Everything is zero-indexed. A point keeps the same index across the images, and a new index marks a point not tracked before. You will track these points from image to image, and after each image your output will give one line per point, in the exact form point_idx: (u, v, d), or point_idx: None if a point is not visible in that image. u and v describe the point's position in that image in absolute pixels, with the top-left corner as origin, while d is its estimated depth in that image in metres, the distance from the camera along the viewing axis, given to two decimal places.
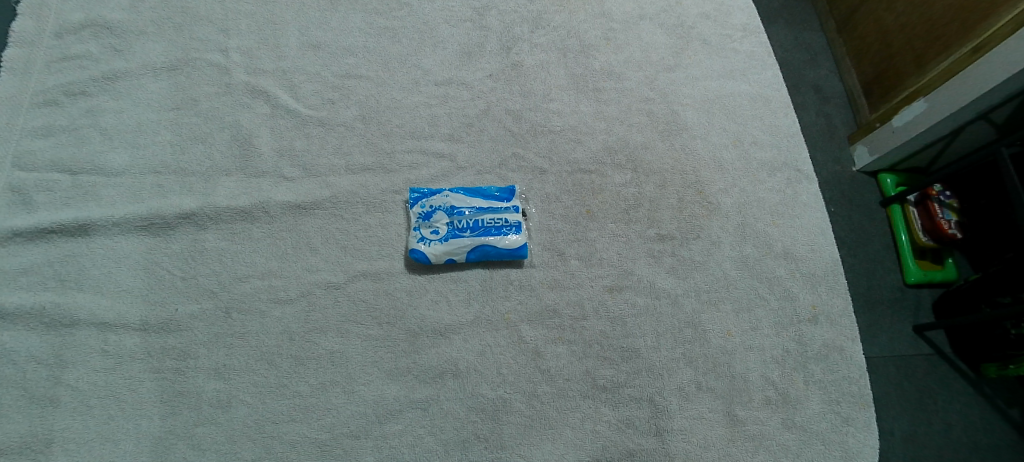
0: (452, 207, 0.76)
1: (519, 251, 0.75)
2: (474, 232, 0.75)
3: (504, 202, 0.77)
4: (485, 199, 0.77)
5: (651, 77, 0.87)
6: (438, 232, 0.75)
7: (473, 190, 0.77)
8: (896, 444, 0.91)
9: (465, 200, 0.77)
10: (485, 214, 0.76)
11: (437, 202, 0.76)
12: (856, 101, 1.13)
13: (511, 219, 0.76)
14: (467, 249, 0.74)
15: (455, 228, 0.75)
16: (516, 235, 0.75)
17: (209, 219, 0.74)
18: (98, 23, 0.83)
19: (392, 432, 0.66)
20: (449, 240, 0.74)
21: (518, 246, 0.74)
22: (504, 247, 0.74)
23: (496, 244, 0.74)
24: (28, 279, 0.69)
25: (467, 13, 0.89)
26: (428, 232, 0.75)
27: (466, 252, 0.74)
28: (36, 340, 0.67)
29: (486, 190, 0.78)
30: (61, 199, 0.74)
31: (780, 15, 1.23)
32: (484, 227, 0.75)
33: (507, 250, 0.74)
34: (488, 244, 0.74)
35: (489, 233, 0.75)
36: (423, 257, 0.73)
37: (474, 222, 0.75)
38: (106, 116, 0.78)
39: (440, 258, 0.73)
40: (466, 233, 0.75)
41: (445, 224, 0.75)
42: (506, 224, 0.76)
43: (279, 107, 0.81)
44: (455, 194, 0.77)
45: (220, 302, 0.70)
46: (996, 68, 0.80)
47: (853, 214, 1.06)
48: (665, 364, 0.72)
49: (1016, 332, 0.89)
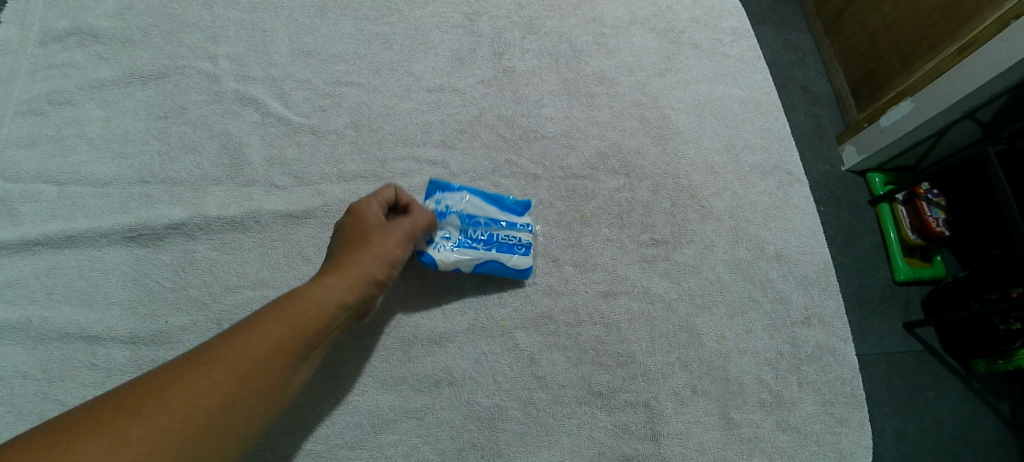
0: (468, 213, 0.74)
1: (523, 272, 0.74)
2: (484, 245, 0.73)
3: (519, 217, 0.76)
4: (502, 210, 0.76)
5: (643, 81, 0.88)
6: (449, 238, 0.73)
7: (492, 199, 0.76)
8: (886, 443, 0.92)
9: (482, 209, 0.75)
10: (499, 229, 0.75)
11: (452, 204, 0.73)
12: (844, 101, 1.14)
13: (523, 238, 0.75)
14: (475, 262, 0.72)
15: (467, 237, 0.73)
16: (525, 255, 0.74)
17: (199, 229, 0.73)
18: (83, 30, 0.82)
19: (387, 442, 0.66)
20: (459, 249, 0.72)
21: (525, 268, 0.73)
22: (512, 267, 0.73)
23: (504, 262, 0.73)
24: (14, 293, 0.68)
25: (458, 18, 0.89)
26: (439, 236, 0.72)
27: (473, 264, 0.72)
28: (23, 354, 0.66)
29: (504, 199, 0.76)
30: (46, 210, 0.72)
31: (768, 17, 1.24)
32: (496, 241, 0.74)
33: (514, 270, 0.73)
34: (496, 260, 0.73)
35: (500, 248, 0.73)
36: (431, 261, 0.71)
37: (487, 235, 0.74)
38: (93, 126, 0.78)
39: (447, 266, 0.72)
40: (476, 244, 0.73)
41: (458, 230, 0.73)
42: (517, 242, 0.74)
43: (270, 115, 0.80)
44: (473, 200, 0.74)
45: (210, 314, 0.69)
46: (984, 66, 0.81)
47: (843, 214, 1.07)
48: (660, 368, 0.72)
49: (1005, 328, 0.90)
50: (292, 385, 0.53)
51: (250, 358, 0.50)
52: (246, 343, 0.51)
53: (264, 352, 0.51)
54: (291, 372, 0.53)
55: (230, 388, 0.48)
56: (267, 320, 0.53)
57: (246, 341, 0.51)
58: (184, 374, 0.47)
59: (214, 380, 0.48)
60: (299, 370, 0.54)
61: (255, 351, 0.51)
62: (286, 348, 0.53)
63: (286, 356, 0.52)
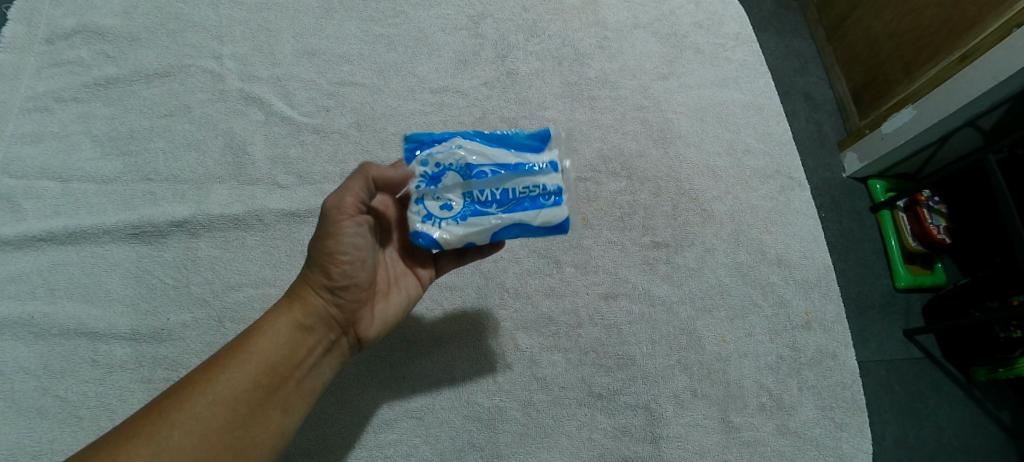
0: (467, 165, 0.54)
1: (559, 230, 0.55)
2: (501, 206, 0.54)
3: (535, 155, 0.56)
4: (512, 151, 0.56)
5: (645, 85, 0.88)
6: (452, 208, 0.54)
7: (493, 139, 0.56)
8: (886, 449, 0.92)
9: (486, 154, 0.55)
10: (515, 179, 0.54)
11: (444, 159, 0.54)
12: (845, 108, 1.14)
13: (550, 184, 0.55)
14: (494, 230, 0.54)
15: (476, 200, 0.54)
16: (555, 208, 0.54)
17: (202, 227, 0.73)
18: (90, 28, 0.82)
19: (387, 442, 0.66)
20: (466, 220, 0.54)
21: (559, 223, 0.55)
22: (541, 228, 0.55)
23: (532, 223, 0.54)
24: (16, 288, 0.69)
25: (461, 20, 0.89)
26: (438, 206, 0.54)
27: (492, 233, 0.54)
28: (25, 349, 0.66)
29: (512, 135, 0.57)
30: (50, 207, 0.73)
31: (770, 23, 1.25)
32: (514, 199, 0.54)
33: (546, 229, 0.55)
34: (521, 222, 0.54)
35: (522, 206, 0.54)
36: (434, 242, 0.53)
37: (500, 192, 0.54)
38: (98, 123, 0.78)
39: (458, 242, 0.54)
40: (491, 208, 0.54)
41: (461, 192, 0.54)
42: (543, 193, 0.55)
43: (274, 114, 0.80)
44: (468, 145, 0.55)
45: (212, 311, 0.70)
46: (985, 75, 0.81)
47: (844, 219, 1.07)
48: (660, 371, 0.72)
49: (1005, 336, 0.91)
50: (275, 424, 0.51)
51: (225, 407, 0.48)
52: (199, 393, 0.48)
53: (210, 406, 0.48)
54: (250, 423, 0.49)
55: (171, 451, 0.45)
56: (212, 369, 0.50)
57: (188, 398, 0.48)
58: (154, 427, 0.46)
59: (190, 432, 0.46)
60: (277, 410, 0.51)
61: (228, 397, 0.49)
62: (263, 392, 0.50)
63: (266, 400, 0.50)
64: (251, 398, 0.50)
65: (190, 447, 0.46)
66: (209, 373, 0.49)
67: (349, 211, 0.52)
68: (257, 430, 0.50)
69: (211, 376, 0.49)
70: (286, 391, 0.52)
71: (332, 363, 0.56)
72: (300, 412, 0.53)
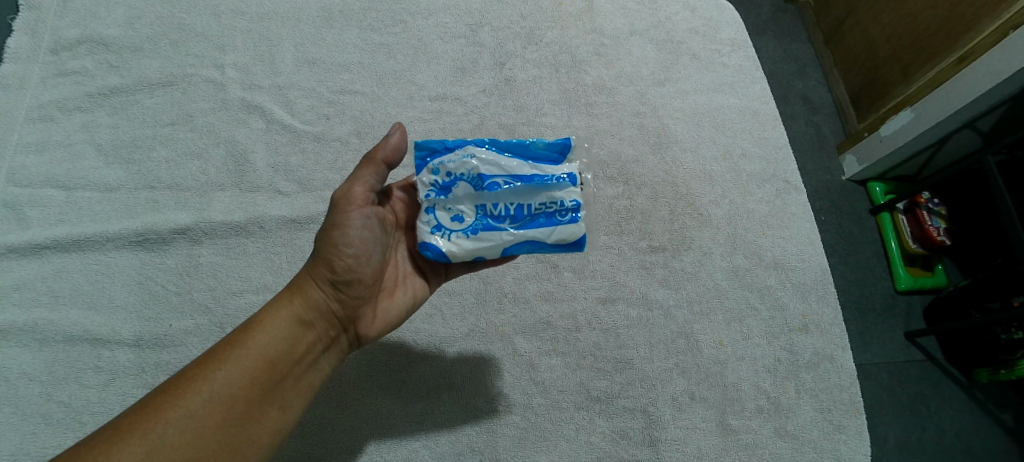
0: (480, 175, 0.55)
1: (577, 246, 0.56)
2: (514, 222, 0.56)
3: (553, 168, 0.56)
4: (528, 163, 0.57)
5: (642, 91, 0.89)
6: (463, 220, 0.56)
7: (510, 148, 0.57)
8: (886, 452, 0.92)
9: (501, 164, 0.56)
10: (529, 192, 0.55)
11: (456, 168, 0.56)
12: (845, 111, 1.15)
13: (567, 199, 0.56)
14: (506, 245, 0.55)
15: (488, 213, 0.56)
16: (570, 225, 0.55)
17: (205, 234, 0.74)
18: (94, 39, 0.84)
19: (388, 446, 0.66)
20: (478, 233, 0.55)
21: (575, 240, 0.56)
22: (556, 245, 0.56)
23: (545, 240, 0.56)
24: (21, 295, 0.70)
25: (459, 29, 0.90)
26: (449, 218, 0.56)
27: (504, 248, 0.55)
28: (29, 356, 0.67)
29: (530, 145, 0.57)
30: (55, 215, 0.74)
31: (768, 28, 1.26)
32: (528, 214, 0.56)
33: (561, 246, 0.56)
34: (534, 239, 0.55)
35: (535, 222, 0.56)
36: (444, 254, 0.55)
37: (513, 207, 0.55)
38: (102, 131, 0.79)
39: (468, 257, 0.56)
40: (503, 222, 0.55)
41: (473, 205, 0.56)
42: (559, 208, 0.56)
43: (274, 122, 0.81)
44: (484, 155, 0.56)
45: (214, 318, 0.70)
46: (982, 76, 0.82)
47: (843, 222, 1.08)
48: (658, 375, 0.72)
49: (1005, 338, 0.91)
50: (272, 421, 0.52)
51: (222, 402, 0.49)
52: (196, 389, 0.49)
53: (206, 403, 0.48)
54: (248, 420, 0.50)
55: (167, 448, 0.46)
56: (208, 365, 0.50)
57: (185, 394, 0.48)
58: (149, 422, 0.46)
59: (185, 428, 0.47)
60: (275, 406, 0.52)
61: (224, 393, 0.49)
62: (261, 388, 0.51)
63: (264, 396, 0.51)
64: (248, 394, 0.50)
65: (185, 444, 0.46)
66: (205, 368, 0.50)
67: (352, 200, 0.54)
68: (254, 427, 0.50)
69: (207, 371, 0.50)
70: (284, 388, 0.53)
71: (331, 360, 0.57)
72: (298, 409, 0.54)
